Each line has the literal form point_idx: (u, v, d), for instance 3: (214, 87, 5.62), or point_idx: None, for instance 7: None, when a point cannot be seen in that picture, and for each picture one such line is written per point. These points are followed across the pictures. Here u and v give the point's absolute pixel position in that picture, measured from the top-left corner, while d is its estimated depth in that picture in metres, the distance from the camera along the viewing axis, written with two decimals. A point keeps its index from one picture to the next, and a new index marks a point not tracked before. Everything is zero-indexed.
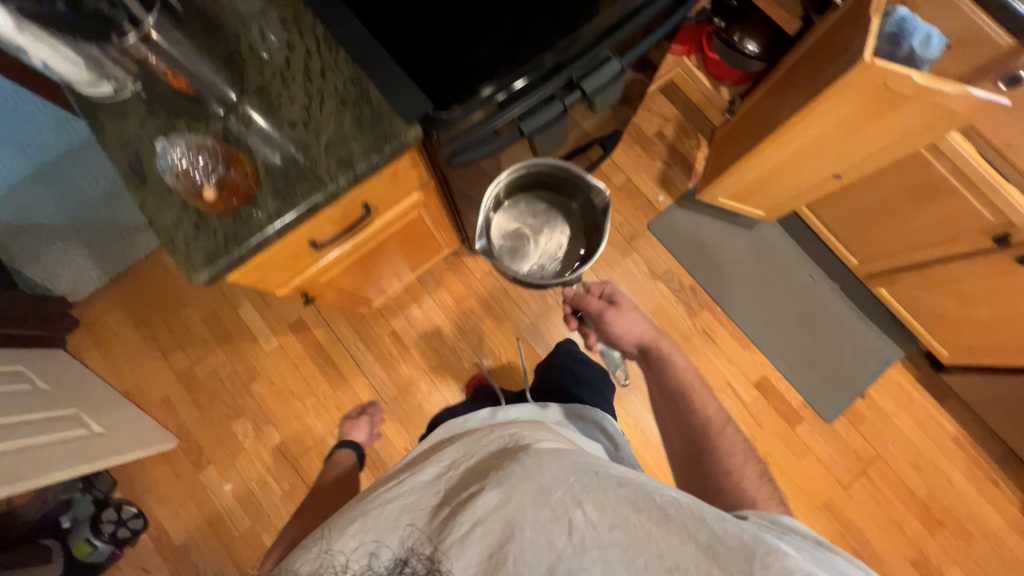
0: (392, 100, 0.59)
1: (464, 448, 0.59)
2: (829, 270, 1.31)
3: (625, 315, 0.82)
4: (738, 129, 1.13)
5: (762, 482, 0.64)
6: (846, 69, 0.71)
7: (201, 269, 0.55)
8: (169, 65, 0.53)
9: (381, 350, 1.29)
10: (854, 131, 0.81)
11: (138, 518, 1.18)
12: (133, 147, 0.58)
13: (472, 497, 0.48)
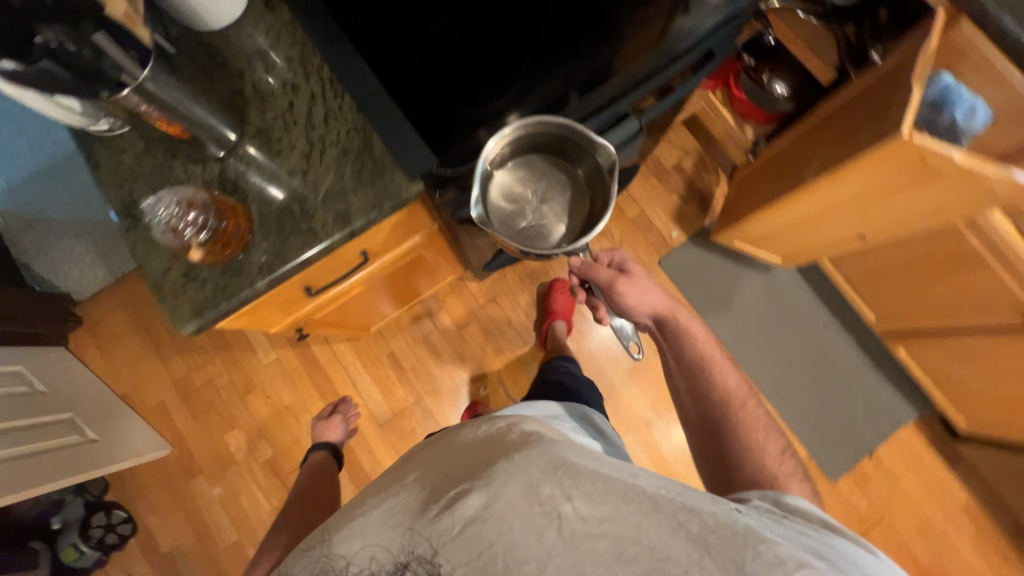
0: (396, 155, 0.56)
1: (441, 444, 0.53)
2: (845, 321, 1.26)
3: (638, 286, 0.71)
4: (761, 172, 1.08)
5: (783, 457, 0.59)
6: (879, 139, 0.67)
7: (189, 320, 0.54)
8: (162, 112, 0.50)
9: (379, 370, 1.28)
10: (884, 197, 0.77)
11: (127, 523, 1.19)
12: (127, 186, 0.57)
13: (456, 500, 0.43)
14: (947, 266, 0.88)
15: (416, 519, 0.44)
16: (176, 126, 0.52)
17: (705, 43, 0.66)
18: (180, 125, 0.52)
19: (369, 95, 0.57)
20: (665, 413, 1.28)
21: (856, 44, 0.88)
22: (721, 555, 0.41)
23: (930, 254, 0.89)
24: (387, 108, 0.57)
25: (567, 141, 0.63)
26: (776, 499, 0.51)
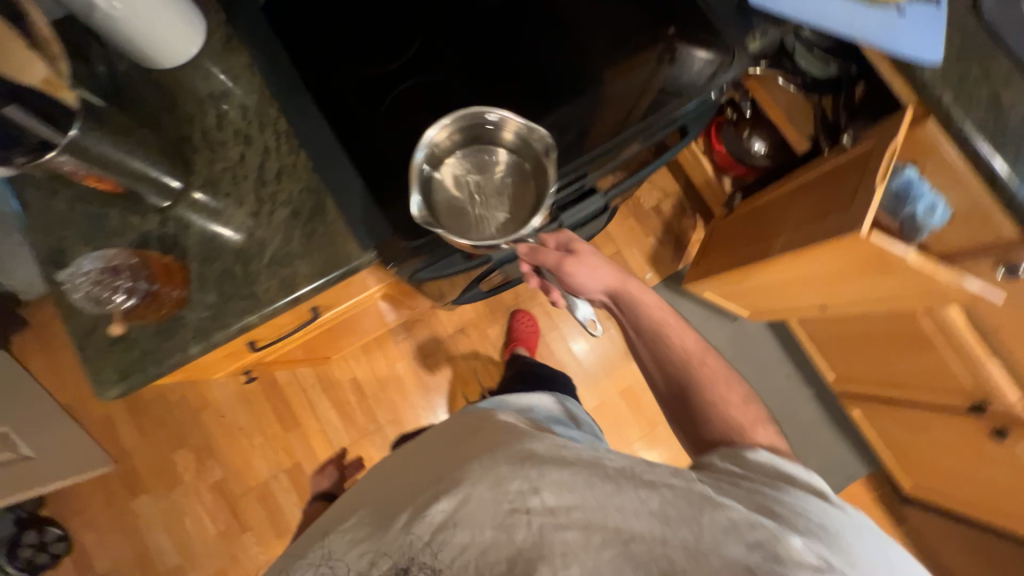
0: (350, 224, 0.54)
1: (421, 444, 0.54)
2: (806, 376, 1.28)
3: (585, 258, 0.59)
4: (731, 226, 1.09)
5: (750, 404, 0.55)
6: (841, 230, 0.68)
7: (112, 385, 0.50)
8: (94, 169, 0.46)
9: (340, 396, 1.25)
10: (845, 280, 0.78)
11: (61, 541, 1.14)
12: (57, 233, 0.53)
13: (432, 506, 0.44)
14: (900, 343, 0.90)
15: (405, 527, 0.44)
16: (109, 184, 0.48)
17: (678, 117, 0.59)
18: (115, 183, 0.48)
19: (327, 157, 0.55)
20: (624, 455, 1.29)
21: (831, 121, 0.90)
22: (680, 526, 0.39)
23: (887, 331, 0.91)
24: (346, 173, 0.54)
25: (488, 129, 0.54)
26: (742, 462, 0.48)
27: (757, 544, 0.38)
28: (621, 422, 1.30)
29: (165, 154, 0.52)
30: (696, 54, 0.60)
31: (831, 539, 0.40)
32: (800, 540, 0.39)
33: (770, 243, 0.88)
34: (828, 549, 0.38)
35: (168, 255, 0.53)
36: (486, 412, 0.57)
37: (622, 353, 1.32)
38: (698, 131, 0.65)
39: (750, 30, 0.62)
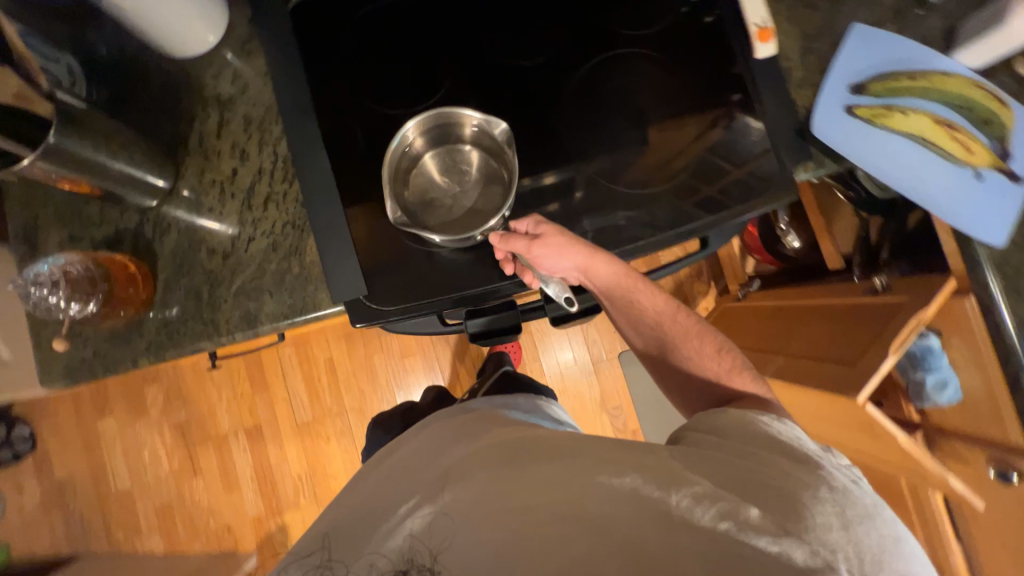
0: (328, 275, 0.54)
1: (413, 448, 0.55)
2: None
3: (553, 239, 0.56)
4: (742, 315, 1.06)
5: (724, 354, 0.62)
6: (838, 387, 0.68)
7: (57, 379, 0.51)
8: (68, 177, 0.45)
9: (312, 372, 1.26)
10: (831, 420, 0.78)
11: (27, 442, 1.23)
12: (29, 211, 0.53)
13: (423, 510, 0.46)
14: None
15: (399, 532, 0.45)
16: (83, 186, 0.48)
17: (707, 230, 0.60)
18: (91, 186, 0.48)
19: (318, 201, 0.54)
20: None
21: (874, 246, 0.85)
22: (637, 504, 0.43)
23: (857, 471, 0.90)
24: (335, 221, 0.54)
25: (449, 127, 0.62)
26: (716, 428, 0.52)
27: (712, 517, 0.41)
28: None
29: (154, 160, 0.52)
30: (751, 126, 0.61)
31: (797, 513, 0.41)
32: (758, 511, 0.41)
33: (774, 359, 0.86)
34: (786, 515, 0.40)
35: (138, 260, 0.53)
36: (477, 416, 0.60)
37: (597, 403, 1.34)
38: (719, 244, 0.63)
39: (801, 159, 0.62)
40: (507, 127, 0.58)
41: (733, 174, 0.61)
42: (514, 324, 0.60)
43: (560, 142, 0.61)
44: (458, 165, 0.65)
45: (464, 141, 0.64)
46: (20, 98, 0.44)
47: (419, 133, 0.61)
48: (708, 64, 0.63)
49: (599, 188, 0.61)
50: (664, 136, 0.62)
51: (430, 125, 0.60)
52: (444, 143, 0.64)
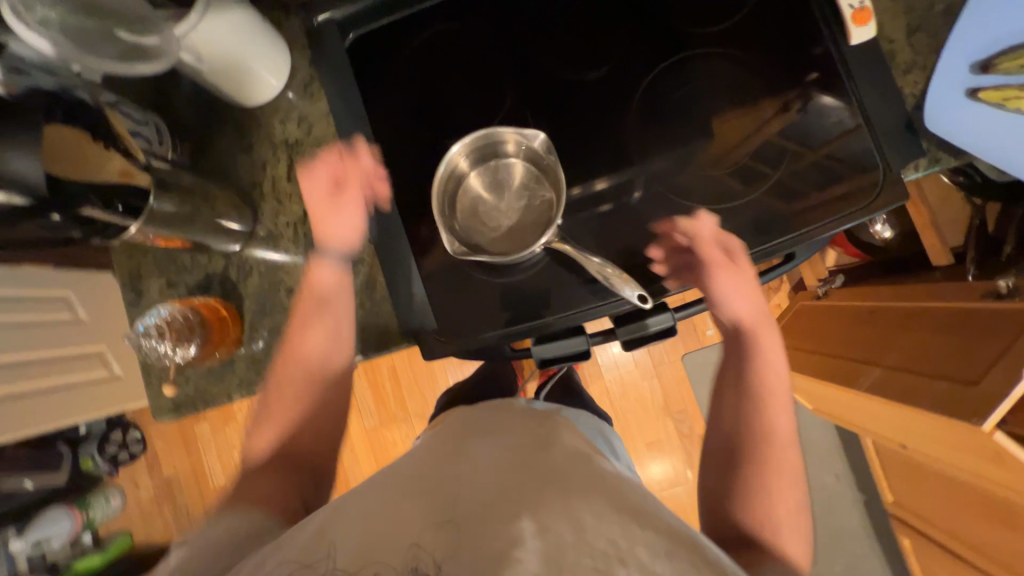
0: (405, 306, 0.61)
1: (479, 454, 0.48)
2: (858, 480, 1.29)
3: (748, 275, 0.60)
4: (814, 316, 1.02)
5: (796, 517, 0.56)
6: (952, 414, 0.63)
7: (167, 411, 0.62)
8: (160, 234, 0.56)
9: (376, 378, 1.32)
10: (932, 438, 0.74)
11: (139, 443, 1.39)
12: (137, 261, 0.66)
13: (509, 523, 0.37)
14: (987, 512, 0.81)
15: (447, 536, 0.38)
16: (176, 240, 0.60)
17: (796, 247, 0.57)
18: (181, 239, 0.59)
19: (388, 236, 0.61)
20: None
21: (993, 235, 0.80)
22: None
23: (980, 498, 0.82)
24: (404, 254, 0.60)
25: (493, 145, 0.60)
26: None
27: None
28: (641, 473, 1.31)
29: (234, 210, 0.62)
30: (827, 108, 0.57)
31: None
32: None
33: (866, 371, 0.82)
34: None
35: (226, 302, 0.63)
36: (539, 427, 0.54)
37: (660, 407, 1.31)
38: (807, 256, 0.59)
39: (915, 160, 0.57)
40: (544, 137, 0.58)
41: (812, 185, 0.57)
42: (584, 350, 0.59)
43: (627, 161, 0.59)
44: (500, 180, 0.62)
45: (507, 157, 0.62)
46: (124, 173, 0.51)
47: (469, 153, 0.60)
48: (776, 62, 0.58)
49: (667, 206, 0.59)
50: (729, 123, 0.59)
51: (473, 148, 0.60)
52: (488, 162, 0.62)
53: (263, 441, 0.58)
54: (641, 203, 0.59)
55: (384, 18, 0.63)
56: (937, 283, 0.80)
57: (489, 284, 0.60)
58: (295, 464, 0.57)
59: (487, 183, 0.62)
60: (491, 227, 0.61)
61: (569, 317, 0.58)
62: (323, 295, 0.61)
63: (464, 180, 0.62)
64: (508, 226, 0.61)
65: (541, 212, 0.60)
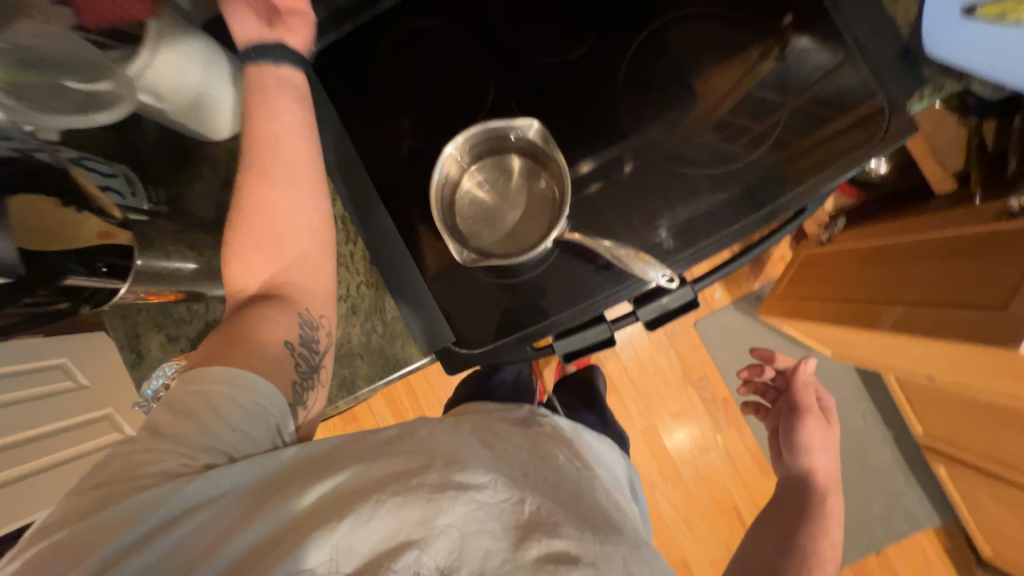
0: (421, 326, 0.60)
1: (533, 466, 0.51)
2: (885, 416, 1.30)
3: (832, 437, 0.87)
4: (817, 263, 1.04)
5: None
6: (983, 341, 0.63)
7: None
8: (151, 289, 0.60)
9: (393, 395, 1.32)
10: (959, 365, 0.74)
11: None
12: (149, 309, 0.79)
13: (565, 568, 0.40)
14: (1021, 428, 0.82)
15: (501, 552, 0.41)
16: (169, 294, 0.63)
17: (806, 200, 0.56)
18: (175, 292, 0.63)
19: (386, 253, 0.60)
20: (671, 479, 1.30)
21: (996, 151, 0.80)
22: None
23: (1010, 416, 0.83)
24: (407, 268, 0.60)
25: (486, 140, 0.59)
26: None
27: None
28: (669, 443, 1.30)
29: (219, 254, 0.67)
30: (809, 50, 0.56)
31: None
32: None
33: (884, 311, 0.81)
34: None
35: None
36: (578, 458, 0.59)
37: (681, 376, 1.31)
38: (818, 208, 0.58)
39: (919, 89, 0.57)
40: (539, 125, 0.56)
41: (806, 132, 0.56)
42: (607, 338, 0.59)
43: (620, 137, 0.58)
44: (498, 175, 0.61)
45: (503, 154, 0.61)
46: (105, 233, 0.54)
47: (464, 151, 0.59)
48: (751, 9, 0.57)
49: (668, 174, 0.57)
50: (712, 82, 0.57)
51: (467, 145, 0.59)
52: (485, 158, 0.61)
53: (242, 256, 0.54)
54: (644, 176, 0.58)
55: (348, 28, 0.62)
56: (948, 213, 0.80)
57: (500, 288, 0.59)
58: (284, 297, 0.54)
59: (486, 181, 0.61)
60: (497, 227, 0.60)
61: (591, 309, 0.58)
62: (267, 101, 0.55)
63: (462, 181, 0.61)
64: (511, 222, 0.60)
65: (545, 202, 0.60)
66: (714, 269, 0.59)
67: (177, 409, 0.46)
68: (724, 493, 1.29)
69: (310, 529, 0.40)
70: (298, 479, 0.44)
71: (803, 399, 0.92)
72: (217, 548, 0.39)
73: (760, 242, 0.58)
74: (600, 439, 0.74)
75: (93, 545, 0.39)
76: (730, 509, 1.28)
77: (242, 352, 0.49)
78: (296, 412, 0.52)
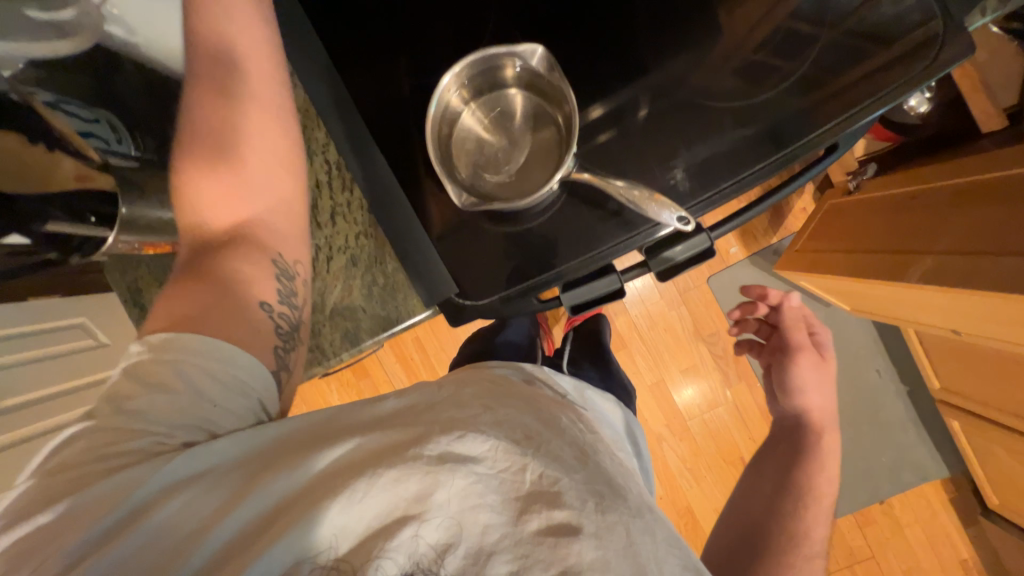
0: (423, 277, 0.59)
1: (537, 428, 0.49)
2: (901, 371, 1.29)
3: (828, 373, 0.85)
4: (845, 214, 0.98)
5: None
6: None
7: None
8: (140, 238, 0.65)
9: (403, 351, 1.35)
10: (995, 318, 0.71)
11: None
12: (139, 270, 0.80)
13: (569, 540, 0.40)
14: None
15: (499, 526, 0.40)
16: (159, 245, 0.68)
17: (836, 136, 0.52)
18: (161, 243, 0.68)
19: (387, 202, 0.59)
20: (678, 433, 1.32)
21: None
22: None
23: None
24: (409, 219, 0.58)
25: (487, 72, 0.56)
26: None
27: None
28: (677, 398, 1.31)
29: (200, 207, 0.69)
30: None
31: None
32: None
33: (915, 261, 0.77)
34: None
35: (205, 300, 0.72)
36: (584, 422, 0.55)
37: (692, 333, 1.29)
38: (850, 148, 0.54)
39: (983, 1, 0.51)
40: (544, 51, 0.52)
41: (841, 68, 0.52)
42: (616, 290, 0.56)
43: (637, 75, 0.55)
44: (499, 111, 0.59)
45: (507, 87, 0.58)
46: (83, 176, 0.57)
47: (465, 85, 0.56)
48: None
49: (687, 114, 0.54)
50: (740, 12, 0.54)
51: (469, 79, 0.56)
52: (486, 92, 0.58)
53: (195, 191, 0.51)
54: (662, 116, 0.55)
55: None
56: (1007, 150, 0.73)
57: (504, 234, 0.56)
58: (256, 240, 0.52)
59: (486, 118, 0.59)
60: (498, 167, 0.58)
61: (600, 260, 0.55)
62: (230, 17, 0.54)
63: (462, 118, 0.58)
64: (513, 161, 0.58)
65: (550, 138, 0.57)
66: (733, 215, 0.55)
67: (146, 381, 0.45)
68: (732, 445, 1.30)
69: (312, 503, 0.40)
70: (293, 451, 0.44)
71: (796, 338, 0.89)
72: (213, 526, 0.40)
73: (788, 182, 0.54)
74: (606, 395, 0.72)
75: (73, 526, 0.39)
76: (736, 461, 1.30)
77: (217, 311, 0.47)
78: (280, 376, 0.51)
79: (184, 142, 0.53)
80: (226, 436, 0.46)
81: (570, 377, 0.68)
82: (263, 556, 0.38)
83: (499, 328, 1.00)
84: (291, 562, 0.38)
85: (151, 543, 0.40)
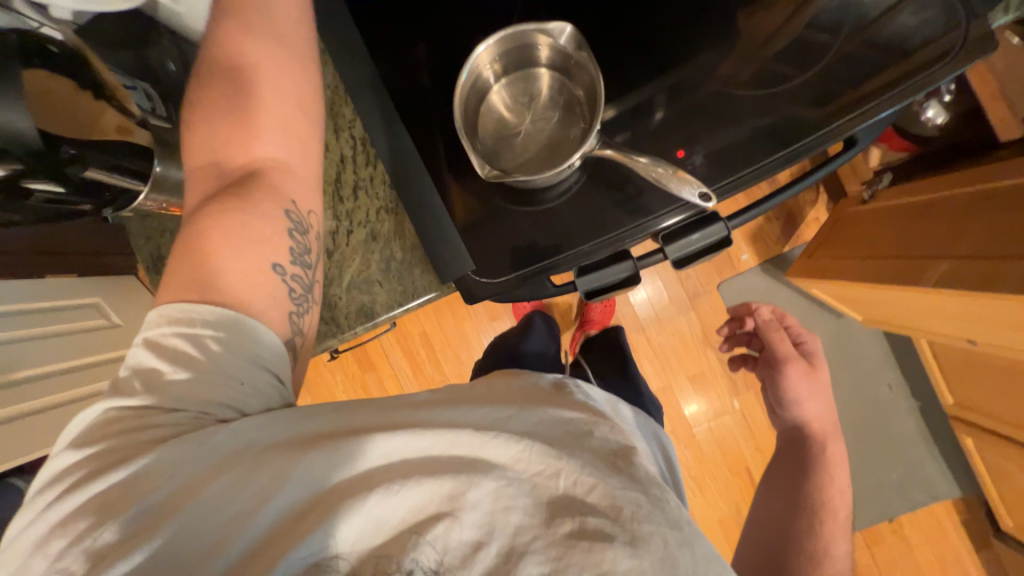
0: (439, 251, 0.60)
1: (566, 431, 0.49)
2: (912, 387, 1.27)
3: (820, 382, 0.82)
4: (865, 222, 0.98)
5: None
6: None
7: None
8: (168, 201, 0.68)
9: (410, 346, 1.35)
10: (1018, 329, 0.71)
11: None
12: (150, 239, 0.79)
13: (603, 547, 0.40)
14: None
15: (531, 528, 0.41)
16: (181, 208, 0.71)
17: (855, 128, 0.52)
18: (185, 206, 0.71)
19: (408, 174, 0.60)
20: (684, 440, 1.30)
21: None
22: None
23: None
24: (428, 191, 0.59)
25: (517, 52, 0.58)
26: None
27: None
28: (682, 405, 1.30)
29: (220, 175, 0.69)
30: None
31: None
32: None
33: (930, 266, 0.78)
34: None
35: None
36: (619, 433, 0.52)
37: (700, 339, 1.29)
38: (869, 141, 0.54)
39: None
40: (573, 30, 0.53)
41: (859, 78, 0.53)
42: (631, 276, 0.56)
43: (656, 75, 0.56)
44: (524, 91, 0.61)
45: (534, 67, 0.60)
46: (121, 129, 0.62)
47: (495, 63, 0.59)
48: None
49: (705, 112, 0.55)
50: (759, 18, 0.55)
51: (499, 58, 0.58)
52: (514, 73, 0.60)
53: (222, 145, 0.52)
54: (681, 113, 0.56)
55: None
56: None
57: (522, 214, 0.58)
58: (272, 185, 0.52)
59: (512, 98, 0.61)
60: (520, 144, 0.60)
61: (616, 243, 0.56)
62: None
63: (490, 96, 0.61)
64: (534, 139, 0.60)
65: (572, 118, 0.59)
66: (748, 206, 0.55)
67: (173, 358, 0.46)
68: (737, 456, 1.29)
69: (353, 496, 0.42)
70: (328, 440, 0.45)
71: (782, 350, 0.87)
72: (254, 513, 0.42)
73: (806, 175, 0.54)
74: (631, 409, 0.67)
75: (123, 501, 0.41)
76: (742, 473, 1.28)
77: (243, 265, 0.48)
78: (294, 340, 0.52)
79: (205, 85, 0.53)
80: (256, 415, 0.46)
81: (601, 391, 0.63)
82: (306, 538, 0.40)
83: (521, 336, 0.99)
84: (329, 552, 0.41)
85: (198, 526, 0.41)
